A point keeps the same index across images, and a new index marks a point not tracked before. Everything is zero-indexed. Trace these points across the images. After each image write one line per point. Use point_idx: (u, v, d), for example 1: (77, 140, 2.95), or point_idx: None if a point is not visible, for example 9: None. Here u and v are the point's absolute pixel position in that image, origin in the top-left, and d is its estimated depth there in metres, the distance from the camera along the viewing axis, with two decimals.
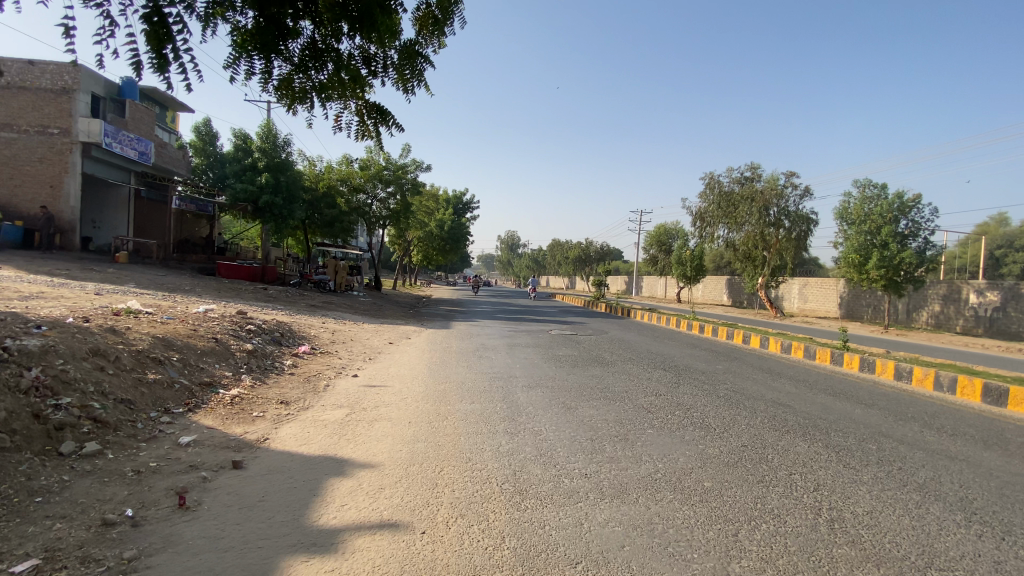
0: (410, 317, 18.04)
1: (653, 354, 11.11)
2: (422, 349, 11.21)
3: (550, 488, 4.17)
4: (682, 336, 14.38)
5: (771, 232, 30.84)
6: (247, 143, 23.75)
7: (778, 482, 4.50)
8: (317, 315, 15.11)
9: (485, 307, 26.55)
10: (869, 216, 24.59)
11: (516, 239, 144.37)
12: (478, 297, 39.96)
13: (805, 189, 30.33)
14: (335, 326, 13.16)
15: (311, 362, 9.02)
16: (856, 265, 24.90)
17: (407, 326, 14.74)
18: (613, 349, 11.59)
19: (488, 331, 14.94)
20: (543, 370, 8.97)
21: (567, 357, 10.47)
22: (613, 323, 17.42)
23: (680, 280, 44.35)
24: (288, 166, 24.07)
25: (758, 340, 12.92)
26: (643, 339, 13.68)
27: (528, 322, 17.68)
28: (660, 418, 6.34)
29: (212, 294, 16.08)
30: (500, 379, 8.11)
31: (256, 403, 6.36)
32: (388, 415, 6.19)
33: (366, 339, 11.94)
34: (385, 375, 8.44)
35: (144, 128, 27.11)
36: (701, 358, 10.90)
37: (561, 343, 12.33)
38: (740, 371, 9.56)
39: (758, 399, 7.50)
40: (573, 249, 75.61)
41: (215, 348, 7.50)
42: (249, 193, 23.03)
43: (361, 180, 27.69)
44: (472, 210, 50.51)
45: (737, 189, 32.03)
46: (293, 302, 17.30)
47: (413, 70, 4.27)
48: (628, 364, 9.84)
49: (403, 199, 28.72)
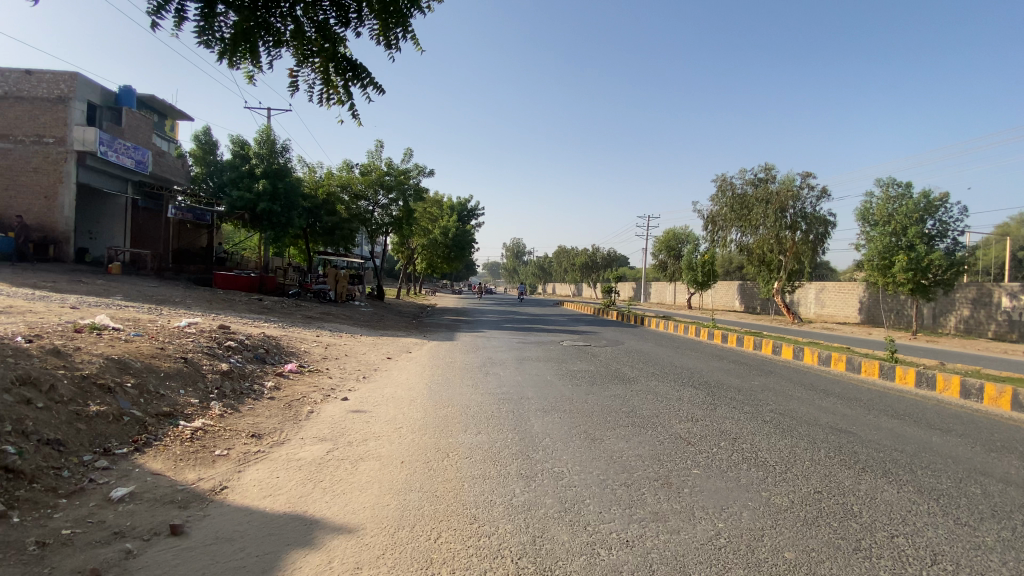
0: (412, 328, 17.03)
1: (678, 369, 9.99)
2: (423, 364, 10.20)
3: (584, 568, 3.11)
4: (704, 346, 13.27)
5: (788, 236, 29.60)
6: (245, 150, 23.02)
7: (883, 553, 3.40)
8: (313, 327, 14.12)
9: (491, 316, 25.51)
10: (894, 217, 23.37)
11: (520, 247, 143.52)
12: (484, 306, 38.94)
13: (823, 190, 29.12)
14: (331, 340, 12.16)
15: (298, 382, 8.01)
16: (882, 268, 23.66)
17: (408, 339, 13.69)
18: (634, 363, 10.50)
19: (495, 342, 13.90)
20: (558, 390, 7.91)
21: (583, 373, 9.40)
22: (628, 332, 16.29)
23: (691, 286, 43.08)
24: (286, 173, 23.29)
25: (791, 351, 11.78)
26: (663, 350, 12.57)
27: (537, 333, 16.60)
28: (705, 453, 5.24)
29: (202, 306, 15.14)
30: (511, 402, 7.05)
31: (221, 438, 5.34)
32: (378, 451, 5.16)
33: (363, 354, 10.92)
34: (380, 399, 7.40)
35: (141, 136, 26.45)
36: (733, 372, 9.78)
37: (576, 356, 11.27)
38: (782, 388, 8.43)
39: (813, 425, 6.38)
40: (579, 256, 74.46)
41: (181, 371, 6.50)
42: (245, 201, 22.19)
43: (362, 186, 26.86)
44: (476, 217, 49.69)
45: (752, 191, 30.86)
46: (289, 314, 16.34)
47: (400, 18, 3.24)
48: (653, 381, 8.74)
49: (406, 205, 27.84)
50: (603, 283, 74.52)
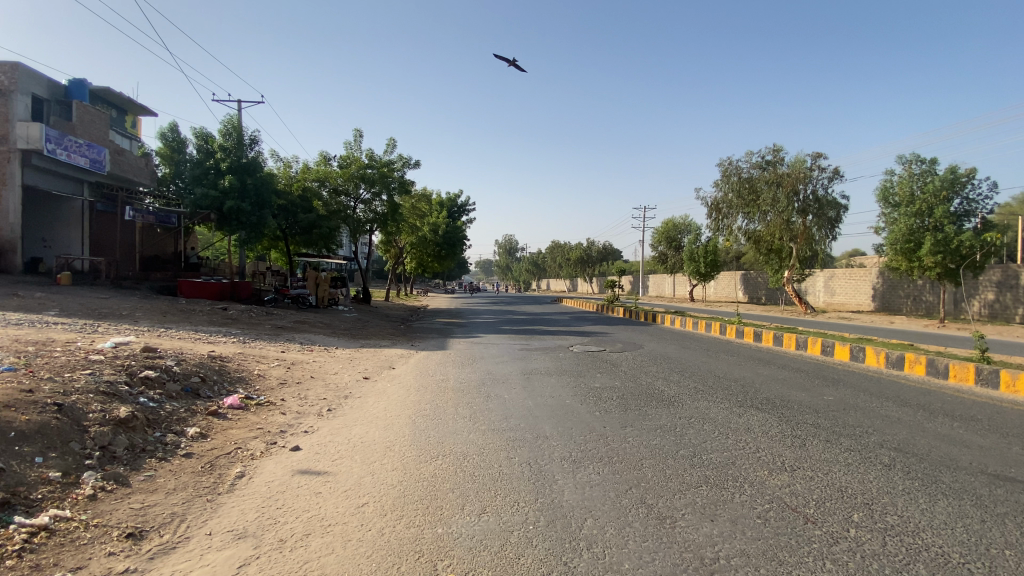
0: (398, 336, 14.95)
1: (724, 380, 8.12)
2: (408, 387, 8.21)
3: None
4: (737, 348, 11.38)
5: (799, 221, 27.76)
6: (209, 142, 20.66)
7: None
8: (280, 341, 12.03)
9: (487, 317, 23.51)
10: (918, 196, 21.61)
11: (512, 244, 141.51)
12: (477, 305, 36.69)
13: (835, 171, 27.22)
14: (297, 358, 10.10)
15: (234, 426, 5.96)
16: (907, 252, 21.88)
17: (392, 350, 11.63)
18: (667, 374, 8.60)
19: (493, 350, 11.92)
20: (584, 422, 5.94)
21: (608, 391, 7.44)
22: (643, 333, 14.34)
23: (693, 277, 41.22)
24: (256, 167, 21.07)
25: (848, 351, 9.89)
26: (690, 354, 10.73)
27: (541, 336, 14.62)
28: (845, 543, 3.34)
29: (152, 320, 12.99)
30: (523, 448, 5.08)
31: (71, 548, 3.31)
32: (326, 562, 3.20)
33: (333, 375, 8.87)
34: (346, 445, 5.42)
35: (97, 133, 23.90)
36: (793, 384, 7.91)
37: (593, 367, 9.32)
38: (871, 408, 6.55)
39: (961, 473, 4.53)
40: (573, 252, 72.58)
41: (47, 426, 4.43)
42: (210, 198, 19.98)
43: (342, 180, 24.61)
44: (467, 212, 47.63)
45: (759, 175, 28.92)
46: (256, 324, 14.22)
47: None
48: (701, 401, 6.83)
49: (391, 200, 25.65)
50: (599, 278, 72.61)
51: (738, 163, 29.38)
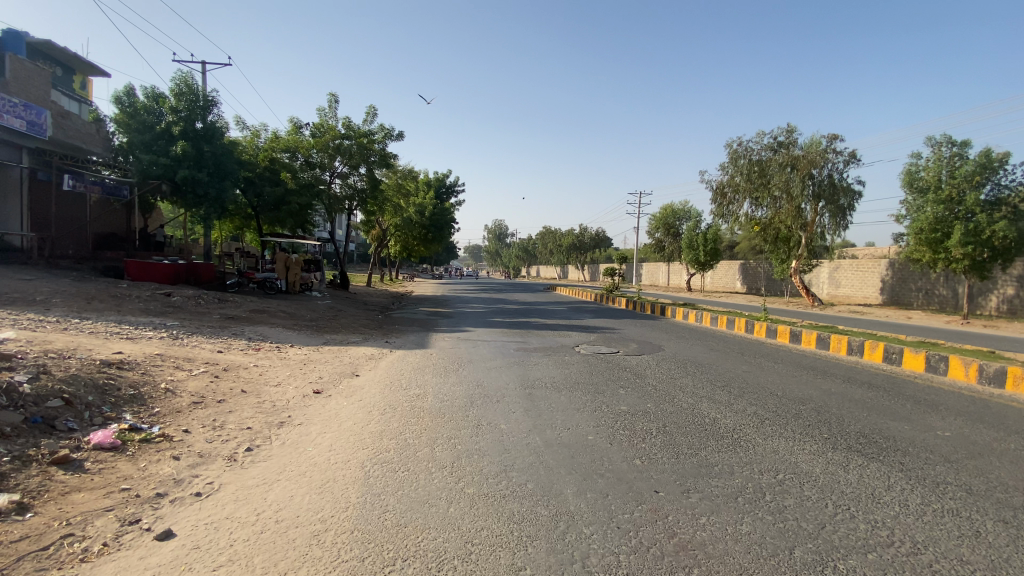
0: (371, 330, 12.74)
1: (788, 403, 6.21)
2: (369, 406, 6.14)
3: None
4: (776, 352, 9.50)
5: (813, 208, 25.87)
6: (160, 104, 18.06)
7: None
8: (223, 336, 9.86)
9: (475, 306, 21.33)
10: (948, 182, 20.02)
11: (502, 229, 138.98)
12: (466, 292, 34.48)
13: (852, 154, 25.24)
14: (234, 362, 7.93)
15: (84, 488, 3.85)
16: (934, 242, 20.43)
17: (360, 350, 9.56)
18: (710, 391, 6.70)
19: (483, 350, 9.90)
20: (623, 482, 3.97)
21: (642, 419, 5.48)
22: (657, 330, 12.36)
23: (692, 266, 39.39)
24: (216, 134, 18.54)
25: (922, 359, 8.03)
26: (724, 359, 8.84)
27: (538, 331, 12.54)
28: None
29: (69, 308, 10.66)
30: (540, 548, 3.06)
31: None
32: None
33: (274, 387, 6.75)
34: (251, 528, 3.38)
35: (38, 91, 20.60)
36: (881, 412, 6.02)
37: (611, 378, 7.34)
38: (1017, 454, 4.66)
39: None
40: (566, 237, 70.56)
41: None
42: (160, 167, 17.45)
43: (315, 150, 21.97)
44: (456, 193, 45.06)
45: (771, 157, 26.92)
46: (202, 314, 11.98)
47: None
48: (776, 441, 4.92)
49: (371, 174, 23.06)
50: (591, 265, 70.77)
51: (749, 143, 27.34)
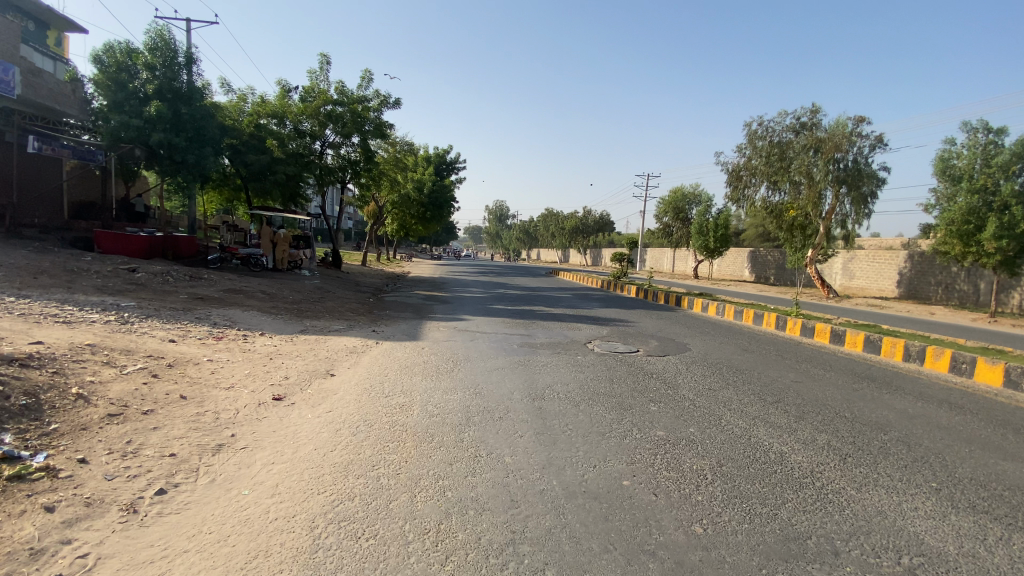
0: (357, 316, 11.42)
1: (864, 431, 4.97)
2: (337, 421, 4.85)
3: None
4: (821, 356, 8.21)
5: (835, 194, 24.33)
6: (132, 60, 16.40)
7: None
8: (182, 322, 8.51)
9: (473, 290, 20.00)
10: (982, 171, 18.62)
11: (503, 210, 136.76)
12: (465, 274, 33.12)
13: (879, 137, 23.61)
14: (185, 356, 6.62)
15: None
16: (965, 234, 19.05)
17: (339, 341, 8.25)
18: (762, 409, 5.44)
19: (481, 343, 8.61)
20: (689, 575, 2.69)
21: (690, 453, 4.21)
22: (677, 324, 11.06)
23: (700, 253, 37.98)
24: (195, 95, 16.95)
25: (1000, 372, 6.78)
26: (763, 363, 7.57)
27: (543, 322, 11.24)
28: None
29: (11, 284, 9.30)
30: None
31: None
32: None
33: (223, 392, 5.45)
34: None
35: (6, 46, 18.45)
36: (984, 446, 4.75)
37: (637, 387, 6.06)
38: None
39: None
40: (569, 220, 68.84)
41: None
42: (132, 130, 15.91)
43: (304, 117, 20.32)
44: (457, 169, 43.26)
45: (794, 139, 25.33)
46: (167, 294, 10.63)
47: None
48: (877, 497, 3.65)
49: (365, 144, 21.43)
50: (592, 249, 69.19)
51: (770, 123, 25.68)
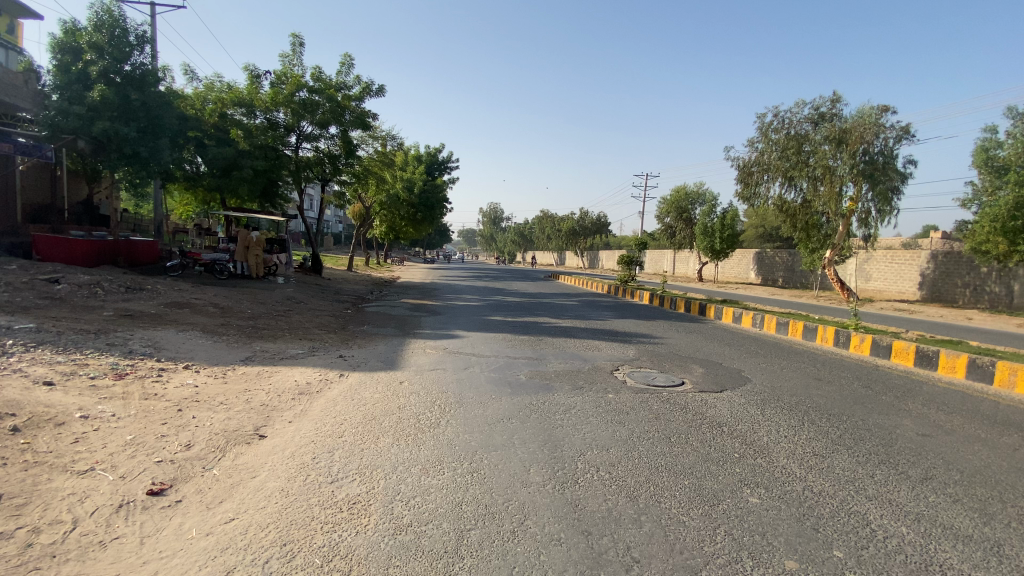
0: (326, 335, 9.36)
1: None
2: (231, 550, 2.81)
3: None
4: (925, 389, 6.26)
5: (857, 189, 22.54)
6: (75, 38, 14.27)
7: None
8: (81, 351, 6.35)
9: (467, 297, 18.02)
10: None
11: (497, 212, 134.69)
12: (458, 279, 31.10)
13: (906, 127, 21.84)
14: (53, 408, 4.51)
15: None
16: (1010, 230, 17.32)
17: (290, 377, 6.19)
18: (918, 499, 3.50)
19: (478, 375, 6.58)
20: None
21: None
22: (717, 342, 9.06)
23: (706, 254, 36.11)
24: (149, 80, 14.86)
25: None
26: (858, 403, 5.61)
27: (553, 340, 9.21)
28: None
29: None
30: None
31: None
32: None
33: (70, 484, 3.37)
34: None
35: None
36: None
37: (713, 456, 4.05)
38: None
39: None
40: (565, 221, 66.77)
41: None
42: (72, 117, 13.78)
43: (277, 106, 18.23)
44: (450, 169, 41.24)
45: (812, 131, 23.62)
46: (85, 311, 8.44)
47: None
48: None
49: (344, 136, 19.38)
50: (589, 252, 67.12)
51: (786, 114, 23.88)
